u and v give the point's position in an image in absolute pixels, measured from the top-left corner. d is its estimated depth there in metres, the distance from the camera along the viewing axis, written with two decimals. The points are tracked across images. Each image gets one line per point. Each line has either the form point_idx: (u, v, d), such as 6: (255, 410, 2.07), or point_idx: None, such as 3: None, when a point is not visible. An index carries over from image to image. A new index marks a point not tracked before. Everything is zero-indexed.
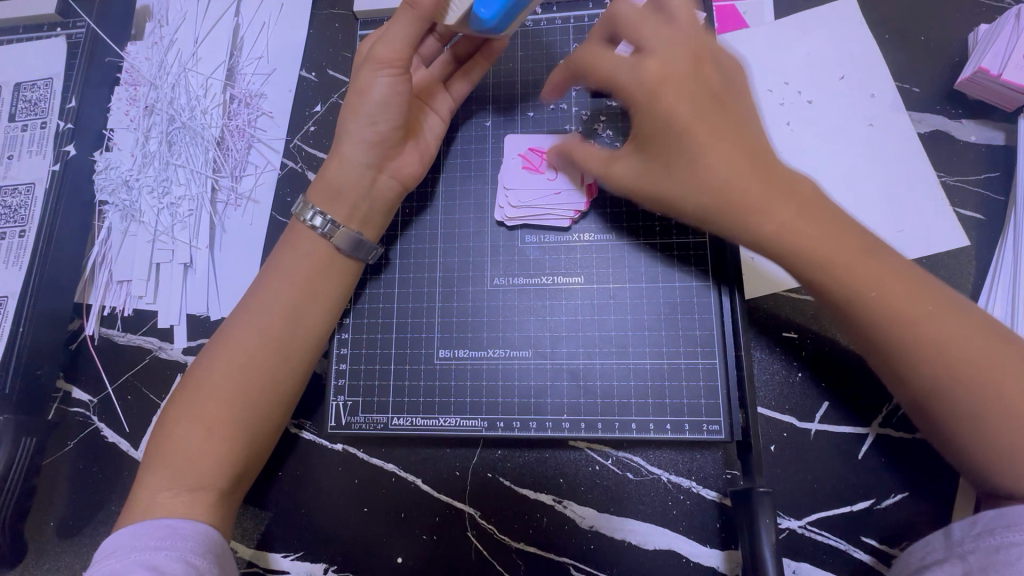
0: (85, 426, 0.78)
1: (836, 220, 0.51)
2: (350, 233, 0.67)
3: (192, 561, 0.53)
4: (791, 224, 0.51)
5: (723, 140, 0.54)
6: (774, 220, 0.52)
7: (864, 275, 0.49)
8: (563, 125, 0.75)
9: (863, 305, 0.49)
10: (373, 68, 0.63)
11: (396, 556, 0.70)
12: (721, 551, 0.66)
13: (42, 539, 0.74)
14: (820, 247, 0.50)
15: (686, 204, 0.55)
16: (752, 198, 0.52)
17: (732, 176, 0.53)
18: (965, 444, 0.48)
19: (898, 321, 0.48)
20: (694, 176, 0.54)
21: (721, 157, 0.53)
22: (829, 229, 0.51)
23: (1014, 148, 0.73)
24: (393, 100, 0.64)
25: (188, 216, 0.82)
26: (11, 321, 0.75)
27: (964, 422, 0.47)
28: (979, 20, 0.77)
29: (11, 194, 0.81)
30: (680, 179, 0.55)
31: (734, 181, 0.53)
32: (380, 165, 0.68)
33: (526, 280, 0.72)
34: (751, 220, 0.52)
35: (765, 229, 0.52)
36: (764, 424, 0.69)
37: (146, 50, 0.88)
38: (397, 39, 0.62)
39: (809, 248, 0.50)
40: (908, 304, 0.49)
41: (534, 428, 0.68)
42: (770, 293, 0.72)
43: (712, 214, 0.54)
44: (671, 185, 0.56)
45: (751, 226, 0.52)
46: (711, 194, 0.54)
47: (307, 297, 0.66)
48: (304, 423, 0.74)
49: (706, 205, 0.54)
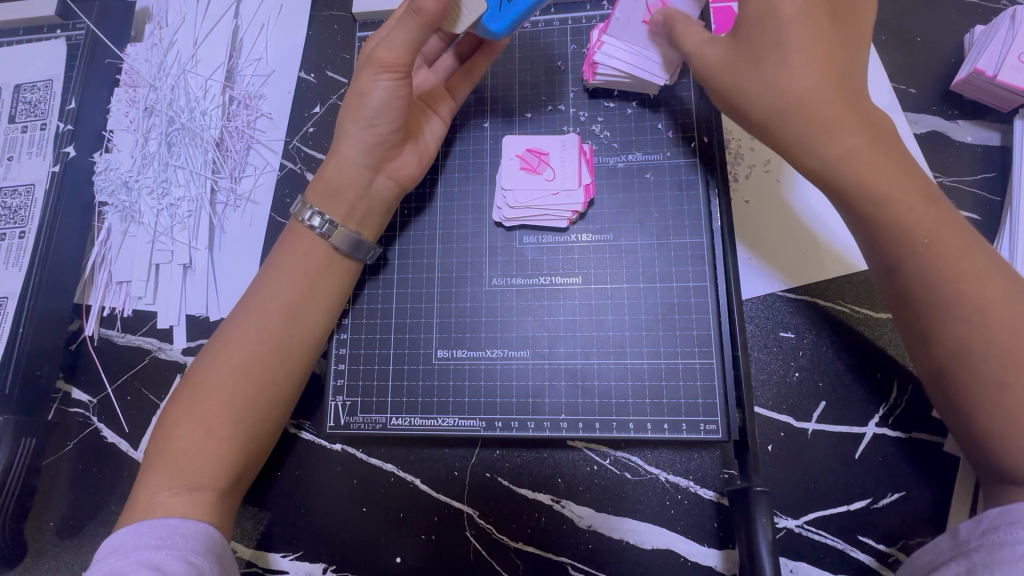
0: (85, 426, 0.78)
1: (901, 158, 0.55)
2: (349, 233, 0.67)
3: (192, 561, 0.53)
4: (853, 151, 0.54)
5: (820, 50, 0.56)
6: (844, 142, 0.55)
7: (911, 219, 0.53)
8: (561, 126, 0.76)
9: (907, 246, 0.53)
10: (373, 71, 0.62)
11: (395, 556, 0.70)
12: (719, 551, 0.67)
13: (42, 539, 0.74)
14: (877, 177, 0.54)
15: (760, 104, 0.58)
16: (829, 115, 0.55)
17: (820, 87, 0.55)
18: (967, 405, 0.50)
19: (938, 271, 0.51)
20: (783, 77, 0.56)
21: (817, 68, 0.56)
22: (893, 166, 0.54)
23: (1010, 148, 0.74)
24: (395, 103, 0.63)
25: (188, 216, 0.83)
26: (11, 321, 0.75)
27: (977, 380, 0.49)
28: (975, 21, 0.78)
29: (11, 196, 0.81)
30: (770, 74, 0.57)
31: (822, 94, 0.56)
32: (377, 166, 0.68)
33: (524, 280, 0.72)
34: (825, 129, 0.55)
35: (829, 142, 0.55)
36: (762, 423, 0.69)
37: (146, 52, 0.88)
38: (398, 42, 0.60)
39: (866, 173, 0.54)
40: (947, 255, 0.51)
41: (533, 428, 0.69)
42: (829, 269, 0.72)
43: (785, 117, 0.57)
44: (754, 80, 0.58)
45: (819, 136, 0.55)
46: (794, 96, 0.56)
47: (306, 297, 0.67)
48: (303, 423, 0.74)
49: (779, 109, 0.57)
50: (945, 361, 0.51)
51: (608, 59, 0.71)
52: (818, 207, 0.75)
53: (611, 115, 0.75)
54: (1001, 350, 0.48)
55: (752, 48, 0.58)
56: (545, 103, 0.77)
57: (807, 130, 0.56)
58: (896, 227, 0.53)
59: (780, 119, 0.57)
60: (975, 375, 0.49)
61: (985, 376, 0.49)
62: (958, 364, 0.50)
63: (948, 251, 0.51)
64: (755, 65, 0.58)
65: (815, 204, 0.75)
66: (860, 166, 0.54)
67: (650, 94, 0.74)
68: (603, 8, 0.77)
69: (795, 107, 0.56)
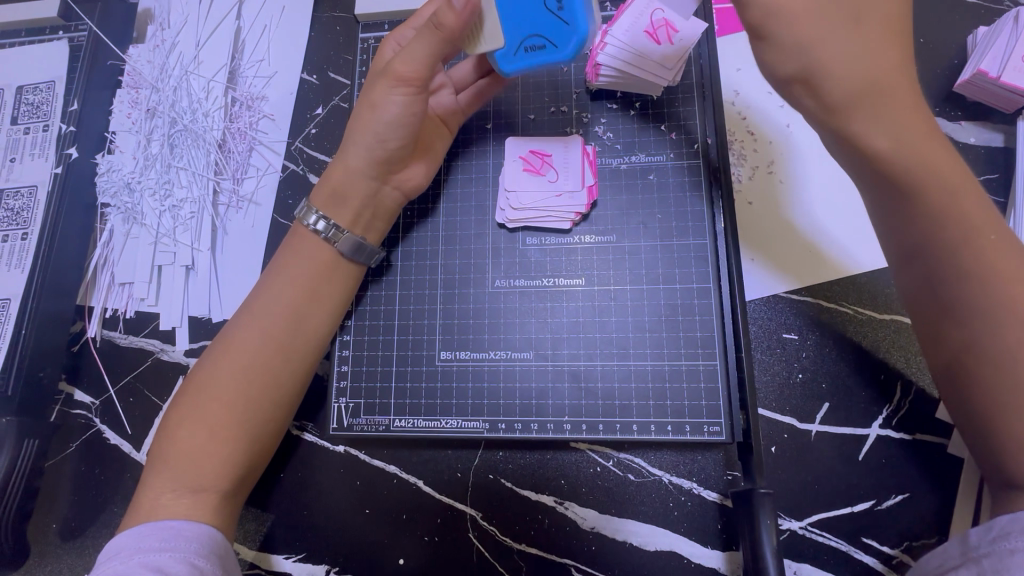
0: (87, 428, 0.78)
1: (952, 161, 0.52)
2: (353, 237, 0.68)
3: (196, 563, 0.53)
4: (919, 138, 0.51)
5: (893, 38, 0.51)
6: (912, 129, 0.50)
7: (970, 217, 0.51)
8: (564, 128, 0.76)
9: (942, 249, 0.51)
10: (389, 84, 0.63)
11: (398, 558, 0.70)
12: (722, 552, 0.67)
13: (44, 540, 0.74)
14: (938, 168, 0.51)
15: (841, 71, 0.50)
16: (903, 98, 0.51)
17: (896, 66, 0.51)
18: (1004, 411, 0.49)
19: (971, 275, 0.50)
20: (858, 56, 0.50)
21: (892, 44, 0.51)
22: (948, 159, 0.52)
23: (1013, 149, 0.74)
24: (409, 117, 0.64)
25: (190, 218, 0.83)
26: (13, 323, 0.75)
27: (1012, 387, 0.48)
28: (977, 22, 0.77)
29: (14, 197, 0.81)
30: (857, 45, 0.50)
31: (897, 73, 0.51)
32: (384, 178, 0.69)
33: (527, 282, 0.72)
34: (891, 122, 0.50)
35: (901, 127, 0.50)
36: (765, 424, 0.69)
37: (148, 53, 0.88)
38: (415, 55, 0.61)
39: (929, 162, 0.51)
40: (1003, 257, 0.50)
41: (536, 429, 0.68)
42: (816, 274, 0.72)
43: (858, 98, 0.50)
44: (838, 42, 0.50)
45: (891, 119, 0.50)
46: (868, 78, 0.50)
47: (309, 301, 0.67)
48: (305, 425, 0.74)
49: (862, 83, 0.50)
50: (982, 365, 0.50)
51: (610, 59, 0.71)
52: (814, 208, 0.74)
53: (614, 116, 0.75)
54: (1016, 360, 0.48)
55: (836, 7, 0.50)
56: (548, 104, 0.77)
57: (883, 111, 0.50)
58: (952, 222, 0.51)
59: (861, 93, 0.50)
60: (994, 381, 0.49)
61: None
62: (995, 369, 0.49)
63: (1003, 248, 0.51)
64: (838, 27, 0.50)
65: (810, 204, 0.75)
66: (924, 156, 0.50)
67: (652, 95, 0.74)
68: (605, 10, 0.77)
69: (876, 82, 0.50)
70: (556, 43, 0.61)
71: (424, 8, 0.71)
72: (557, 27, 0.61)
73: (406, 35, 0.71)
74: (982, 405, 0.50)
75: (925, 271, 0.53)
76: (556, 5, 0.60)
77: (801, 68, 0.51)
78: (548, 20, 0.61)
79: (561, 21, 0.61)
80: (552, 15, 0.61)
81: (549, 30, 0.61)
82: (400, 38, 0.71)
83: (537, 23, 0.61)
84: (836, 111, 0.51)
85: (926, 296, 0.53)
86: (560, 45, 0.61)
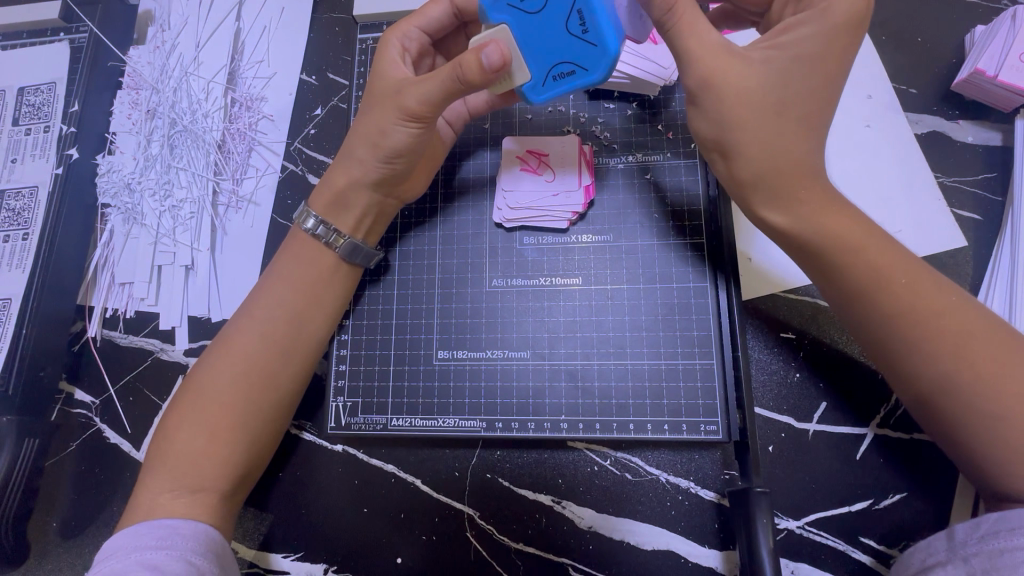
0: (87, 427, 0.78)
1: (856, 222, 0.54)
2: (350, 241, 0.68)
3: (193, 561, 0.53)
4: (818, 210, 0.54)
5: (799, 119, 0.53)
6: (811, 202, 0.54)
7: (879, 267, 0.52)
8: (561, 127, 0.76)
9: (869, 297, 0.52)
10: (395, 115, 0.62)
11: (396, 557, 0.70)
12: (720, 552, 0.66)
13: (44, 539, 0.75)
14: (841, 234, 0.53)
15: (754, 153, 0.54)
16: (807, 177, 0.54)
17: (807, 148, 0.53)
18: (967, 436, 0.49)
19: (905, 318, 0.51)
20: (772, 143, 0.53)
21: (803, 128, 0.53)
22: (849, 218, 0.54)
23: (1010, 148, 0.74)
24: (414, 147, 0.64)
25: (190, 218, 0.83)
26: (14, 323, 0.75)
27: (967, 420, 0.49)
28: (974, 21, 0.78)
29: (14, 198, 0.82)
30: (773, 129, 0.53)
31: (804, 154, 0.53)
32: (389, 191, 0.69)
33: (525, 281, 0.72)
34: (790, 199, 0.54)
35: (803, 203, 0.54)
36: (762, 424, 0.69)
37: (149, 54, 0.89)
38: (428, 98, 0.60)
39: (831, 229, 0.53)
40: (923, 296, 0.51)
41: (533, 428, 0.69)
42: (794, 285, 0.72)
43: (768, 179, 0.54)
44: (759, 130, 0.53)
45: (794, 197, 0.54)
46: (777, 163, 0.53)
47: (293, 321, 0.66)
48: (304, 424, 0.75)
49: (769, 167, 0.53)
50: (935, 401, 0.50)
51: None
52: None
53: (611, 116, 0.75)
54: (954, 394, 0.49)
55: (773, 87, 0.53)
56: (545, 104, 0.77)
57: (789, 191, 0.54)
58: (867, 274, 0.52)
59: (764, 179, 0.54)
60: (951, 413, 0.49)
61: (970, 406, 0.48)
62: (937, 393, 0.50)
63: (920, 290, 0.51)
64: (763, 111, 0.53)
65: None
66: (826, 225, 0.53)
67: (649, 94, 0.75)
68: None
69: (782, 167, 0.53)
70: (589, 67, 0.57)
71: (430, 7, 0.68)
72: (585, 49, 0.57)
73: (411, 33, 0.68)
74: (957, 430, 0.49)
75: (857, 321, 0.54)
76: (580, 27, 0.56)
77: (718, 139, 0.55)
78: (577, 46, 0.57)
79: (587, 43, 0.56)
80: (577, 38, 0.56)
81: (579, 56, 0.57)
82: (404, 36, 0.67)
83: (566, 52, 0.57)
84: (741, 186, 0.56)
85: (864, 341, 0.54)
86: (593, 69, 0.57)
